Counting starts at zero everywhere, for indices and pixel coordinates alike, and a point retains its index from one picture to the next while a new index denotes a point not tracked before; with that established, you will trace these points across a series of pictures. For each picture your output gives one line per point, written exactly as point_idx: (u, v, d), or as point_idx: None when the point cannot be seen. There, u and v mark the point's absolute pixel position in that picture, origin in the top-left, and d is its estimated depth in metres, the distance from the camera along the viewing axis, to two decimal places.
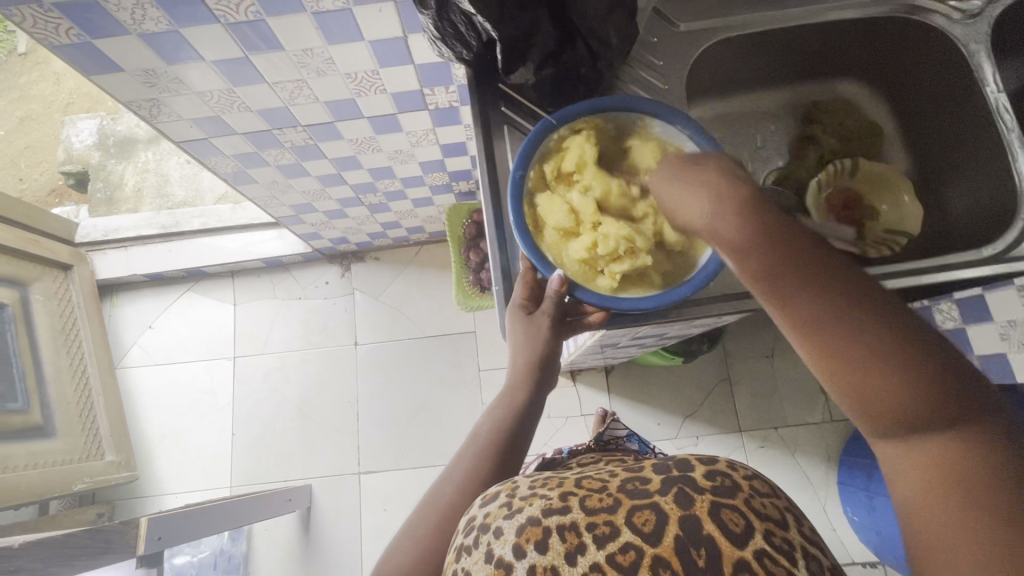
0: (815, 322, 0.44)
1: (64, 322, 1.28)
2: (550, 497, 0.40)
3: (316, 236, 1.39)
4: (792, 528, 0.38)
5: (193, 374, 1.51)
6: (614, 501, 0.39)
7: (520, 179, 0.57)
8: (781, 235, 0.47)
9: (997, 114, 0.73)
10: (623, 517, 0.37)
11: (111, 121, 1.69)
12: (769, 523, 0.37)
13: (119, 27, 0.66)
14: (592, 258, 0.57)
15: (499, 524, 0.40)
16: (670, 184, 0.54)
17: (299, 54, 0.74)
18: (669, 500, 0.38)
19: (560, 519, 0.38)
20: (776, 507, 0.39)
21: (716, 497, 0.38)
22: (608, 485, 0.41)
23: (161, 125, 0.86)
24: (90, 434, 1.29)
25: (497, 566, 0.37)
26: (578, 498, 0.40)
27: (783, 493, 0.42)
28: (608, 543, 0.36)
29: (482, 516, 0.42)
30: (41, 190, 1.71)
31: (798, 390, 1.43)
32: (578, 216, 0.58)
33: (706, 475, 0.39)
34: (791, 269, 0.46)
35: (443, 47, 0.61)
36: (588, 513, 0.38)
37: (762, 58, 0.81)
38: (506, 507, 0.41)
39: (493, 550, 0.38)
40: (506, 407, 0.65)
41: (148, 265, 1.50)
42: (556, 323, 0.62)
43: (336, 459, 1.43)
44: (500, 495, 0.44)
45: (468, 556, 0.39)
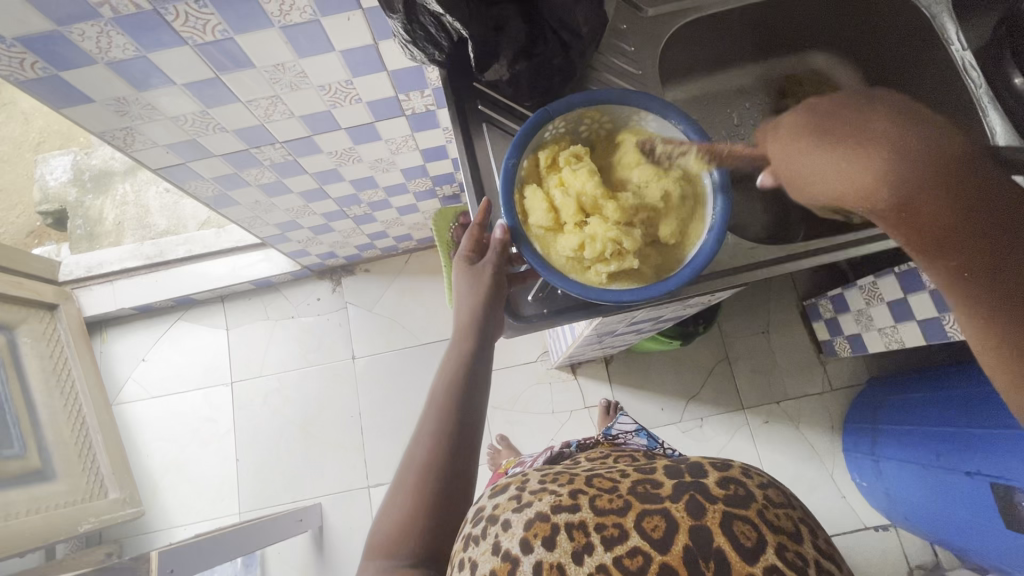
0: (985, 287, 0.46)
1: (54, 362, 1.26)
2: (560, 495, 0.43)
3: (303, 252, 1.38)
4: (805, 540, 0.39)
5: (192, 403, 1.49)
6: (625, 503, 0.41)
7: (513, 167, 0.57)
8: (968, 207, 0.46)
9: (964, 72, 0.73)
10: (633, 521, 0.40)
11: (85, 156, 1.68)
12: (782, 536, 0.39)
13: (86, 56, 0.66)
14: (580, 254, 0.57)
15: (507, 517, 0.43)
16: (818, 153, 0.52)
17: (270, 70, 0.73)
18: (681, 508, 0.40)
19: (569, 518, 0.41)
20: (790, 518, 0.41)
21: (728, 507, 0.40)
22: (619, 486, 0.44)
23: (136, 154, 0.85)
24: (91, 474, 1.27)
25: (504, 559, 0.40)
26: (588, 498, 0.43)
27: (798, 502, 0.44)
28: (616, 545, 0.39)
29: (491, 508, 0.46)
30: (20, 232, 1.68)
31: (796, 362, 1.44)
32: (560, 214, 0.58)
33: (719, 484, 0.42)
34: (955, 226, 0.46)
35: (415, 50, 0.61)
36: (598, 514, 0.41)
37: (732, 35, 0.81)
38: (515, 499, 0.45)
39: (500, 542, 0.42)
40: (457, 358, 0.64)
41: (136, 297, 1.48)
42: (500, 274, 0.63)
43: (344, 474, 1.42)
44: (509, 488, 0.47)
45: (476, 546, 0.43)
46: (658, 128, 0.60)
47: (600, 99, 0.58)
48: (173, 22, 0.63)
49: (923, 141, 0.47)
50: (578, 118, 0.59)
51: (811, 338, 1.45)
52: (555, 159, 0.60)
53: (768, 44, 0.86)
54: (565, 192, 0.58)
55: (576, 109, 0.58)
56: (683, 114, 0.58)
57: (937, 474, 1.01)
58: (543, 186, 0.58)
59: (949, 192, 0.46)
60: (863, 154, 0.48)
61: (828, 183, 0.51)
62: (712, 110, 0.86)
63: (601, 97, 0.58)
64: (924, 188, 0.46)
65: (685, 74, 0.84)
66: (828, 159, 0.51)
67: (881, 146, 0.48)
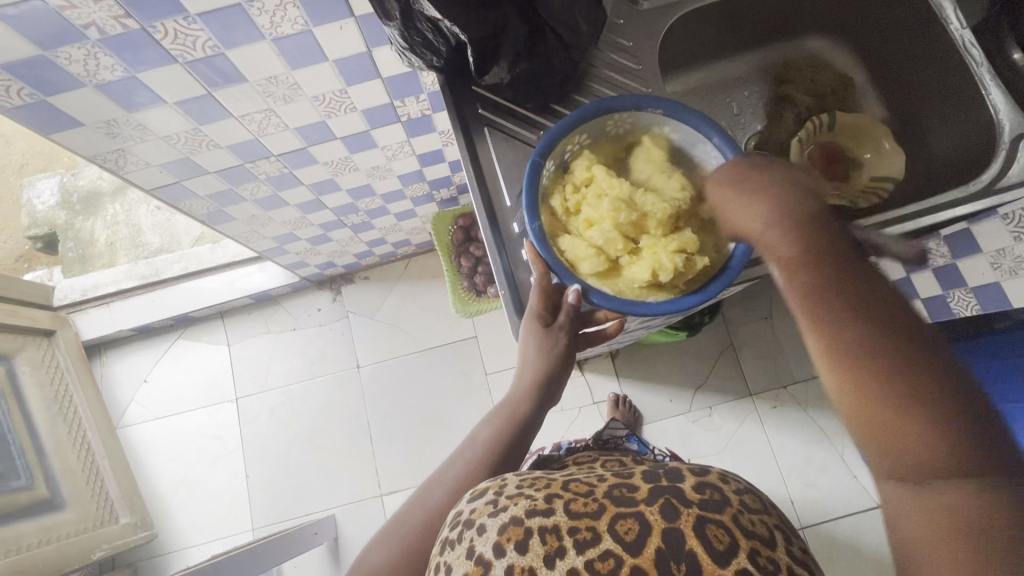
0: (847, 345, 0.43)
1: (56, 390, 1.24)
2: (535, 500, 0.46)
3: (302, 263, 1.37)
4: (778, 543, 0.45)
5: (197, 422, 1.48)
6: (599, 507, 0.45)
7: (540, 230, 0.55)
8: (832, 251, 0.46)
9: (963, 51, 0.72)
10: (606, 524, 0.44)
11: (72, 177, 1.65)
12: (754, 542, 0.43)
13: (74, 80, 0.64)
14: (654, 280, 0.56)
15: (482, 522, 0.46)
16: (727, 192, 0.52)
17: (263, 83, 0.72)
18: (655, 512, 0.44)
19: (541, 521, 0.44)
20: (763, 524, 0.46)
21: (701, 512, 0.44)
22: (594, 490, 0.47)
23: (129, 175, 0.83)
24: (101, 499, 1.26)
25: (477, 563, 0.43)
26: (563, 501, 0.46)
27: (773, 511, 0.50)
28: (588, 548, 0.42)
29: (469, 512, 0.49)
30: (9, 257, 1.65)
31: (801, 345, 1.44)
32: (607, 253, 0.57)
33: (695, 489, 0.47)
34: (828, 283, 0.45)
35: (412, 56, 0.60)
36: (571, 518, 0.44)
37: (727, 25, 0.81)
38: (491, 504, 0.47)
39: (474, 547, 0.44)
40: (509, 416, 0.67)
41: (134, 318, 1.46)
42: (570, 341, 0.63)
43: (356, 483, 1.41)
44: (488, 492, 0.50)
45: (451, 551, 0.46)
46: (635, 120, 0.59)
47: (572, 122, 0.57)
48: (162, 40, 0.62)
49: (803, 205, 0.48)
50: (563, 148, 0.58)
51: None
52: (563, 210, 0.59)
53: (765, 30, 0.85)
54: (599, 230, 0.57)
55: (556, 143, 0.57)
56: (653, 100, 0.57)
57: None
58: (577, 238, 0.57)
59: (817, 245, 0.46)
60: (752, 196, 0.50)
61: (727, 216, 0.52)
62: (711, 100, 0.85)
63: (567, 128, 0.56)
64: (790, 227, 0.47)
65: (681, 67, 0.83)
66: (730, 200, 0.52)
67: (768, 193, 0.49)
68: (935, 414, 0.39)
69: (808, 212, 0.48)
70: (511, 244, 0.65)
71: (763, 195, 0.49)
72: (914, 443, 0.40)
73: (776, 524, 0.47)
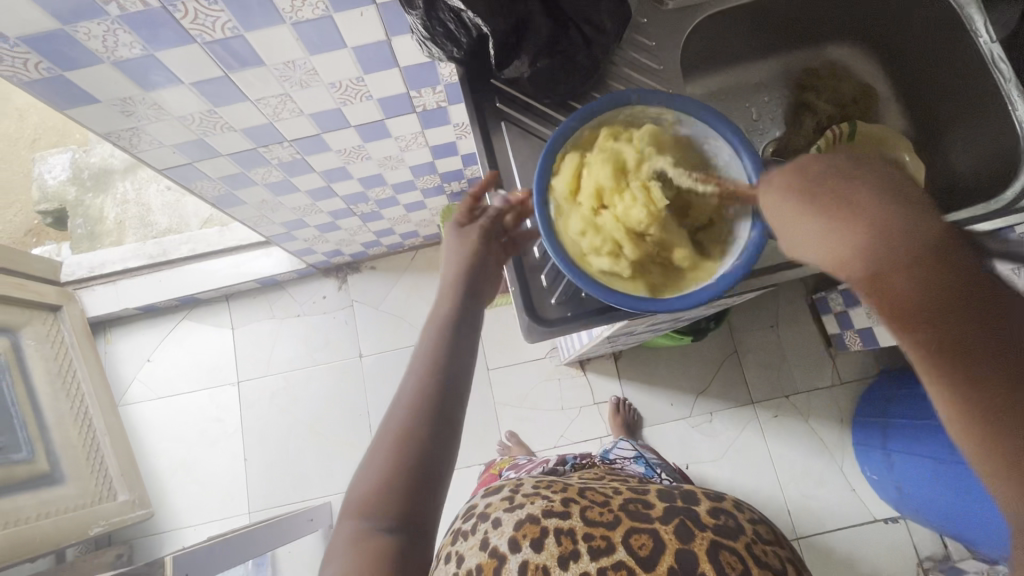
0: (979, 399, 0.37)
1: (59, 365, 1.25)
2: (555, 504, 0.55)
3: (309, 250, 1.37)
4: (788, 572, 0.52)
5: (198, 402, 1.48)
6: (615, 519, 0.53)
7: (569, 129, 0.55)
8: (957, 291, 0.38)
9: (992, 65, 0.71)
10: (620, 536, 0.51)
11: (84, 154, 1.65)
12: (759, 565, 0.50)
13: (92, 56, 0.64)
14: (581, 241, 0.54)
15: (500, 517, 0.56)
16: (802, 202, 0.43)
17: (280, 67, 0.71)
18: (666, 530, 0.51)
19: (559, 524, 0.53)
20: (769, 552, 0.53)
21: (710, 536, 0.51)
22: (611, 504, 0.56)
23: (142, 155, 0.83)
24: (100, 476, 1.26)
25: (494, 553, 0.52)
26: (582, 510, 0.55)
27: (786, 545, 0.57)
28: (602, 556, 0.50)
29: (486, 507, 0.60)
30: (19, 231, 1.66)
31: (805, 356, 1.44)
32: (583, 190, 0.54)
33: (708, 515, 0.54)
34: (955, 330, 0.38)
35: (432, 46, 0.60)
36: (587, 524, 0.53)
37: (751, 28, 0.80)
38: (511, 502, 0.58)
39: (490, 537, 0.54)
40: (447, 316, 0.64)
41: (139, 297, 1.47)
42: (486, 233, 0.64)
43: (353, 472, 1.42)
44: (508, 492, 0.61)
45: (467, 540, 0.56)
46: (727, 166, 0.55)
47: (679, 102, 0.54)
48: (182, 19, 0.61)
49: (917, 229, 0.39)
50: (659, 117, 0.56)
51: (821, 333, 1.44)
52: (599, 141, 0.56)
53: (787, 34, 0.83)
54: (606, 174, 0.53)
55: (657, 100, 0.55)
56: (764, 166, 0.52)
57: (953, 469, 1.03)
58: (582, 156, 0.55)
59: (938, 281, 0.38)
60: (840, 208, 0.41)
61: (793, 229, 0.43)
62: (731, 104, 0.83)
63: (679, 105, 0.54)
64: (895, 256, 0.39)
65: (700, 69, 0.81)
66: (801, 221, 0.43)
67: (868, 210, 0.40)
68: None
69: (923, 239, 0.39)
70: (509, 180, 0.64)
71: (860, 208, 0.40)
72: None
73: (788, 557, 0.54)
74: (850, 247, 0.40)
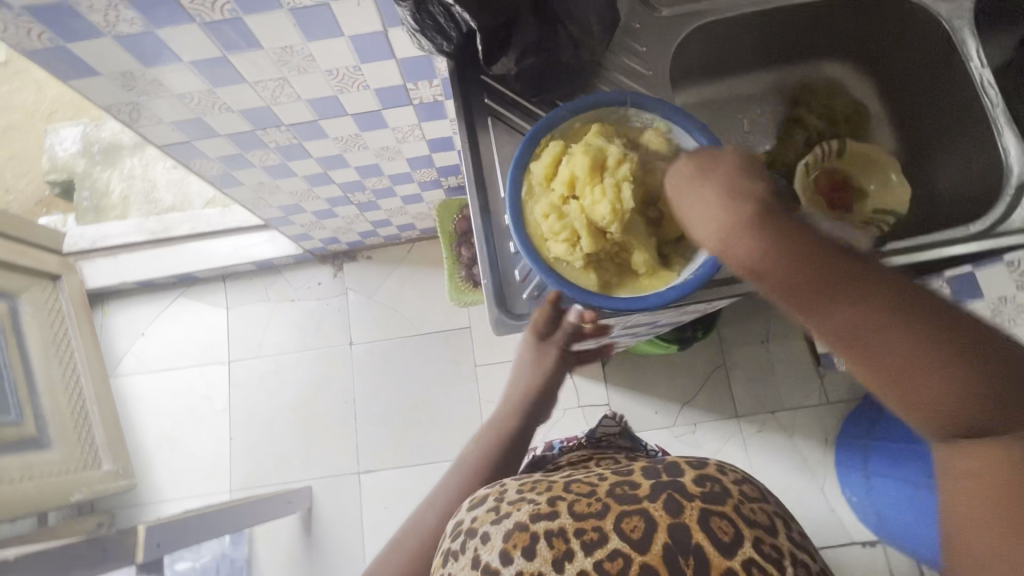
0: (832, 325, 0.46)
1: (55, 332, 1.27)
2: (539, 503, 0.48)
3: (306, 236, 1.39)
4: (779, 530, 0.46)
5: (188, 379, 1.50)
6: (603, 507, 0.46)
7: (559, 117, 0.56)
8: (793, 243, 0.47)
9: (981, 90, 0.71)
10: (612, 523, 0.45)
11: (95, 128, 1.67)
12: (757, 530, 0.44)
13: (94, 29, 0.65)
14: (542, 225, 0.54)
15: (485, 530, 0.48)
16: (681, 187, 0.53)
17: (278, 51, 0.73)
18: (658, 508, 0.45)
19: (547, 525, 0.46)
20: (765, 513, 0.47)
21: (704, 504, 0.45)
22: (596, 490, 0.49)
23: (142, 130, 0.85)
24: (86, 444, 1.28)
25: (485, 570, 0.45)
26: (567, 503, 0.48)
27: (770, 498, 0.51)
28: (595, 549, 0.43)
29: (469, 521, 0.51)
30: (28, 201, 1.68)
31: (793, 373, 1.43)
32: (556, 178, 0.55)
33: (696, 483, 0.48)
34: (802, 276, 0.47)
35: (422, 40, 0.60)
36: (577, 519, 0.46)
37: (745, 41, 0.80)
38: (495, 512, 0.50)
39: (481, 556, 0.46)
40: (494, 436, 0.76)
41: (138, 272, 1.49)
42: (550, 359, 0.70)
43: (336, 459, 1.43)
44: (489, 500, 0.53)
45: (455, 561, 0.48)
46: None
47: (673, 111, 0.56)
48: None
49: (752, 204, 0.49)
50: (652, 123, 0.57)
51: (810, 351, 1.44)
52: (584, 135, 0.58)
53: (784, 49, 0.84)
54: (584, 163, 0.54)
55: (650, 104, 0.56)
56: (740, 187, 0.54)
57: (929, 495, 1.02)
58: (564, 145, 0.56)
59: (777, 239, 0.48)
60: (703, 188, 0.51)
61: (685, 212, 0.53)
62: (724, 114, 0.85)
63: (670, 113, 0.56)
64: (743, 230, 0.48)
65: (696, 77, 0.82)
66: (685, 205, 0.53)
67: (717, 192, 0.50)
68: (940, 360, 0.42)
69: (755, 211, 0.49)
70: (489, 177, 0.65)
71: (716, 188, 0.50)
72: (934, 396, 0.42)
73: (775, 511, 0.48)
74: (712, 220, 0.50)
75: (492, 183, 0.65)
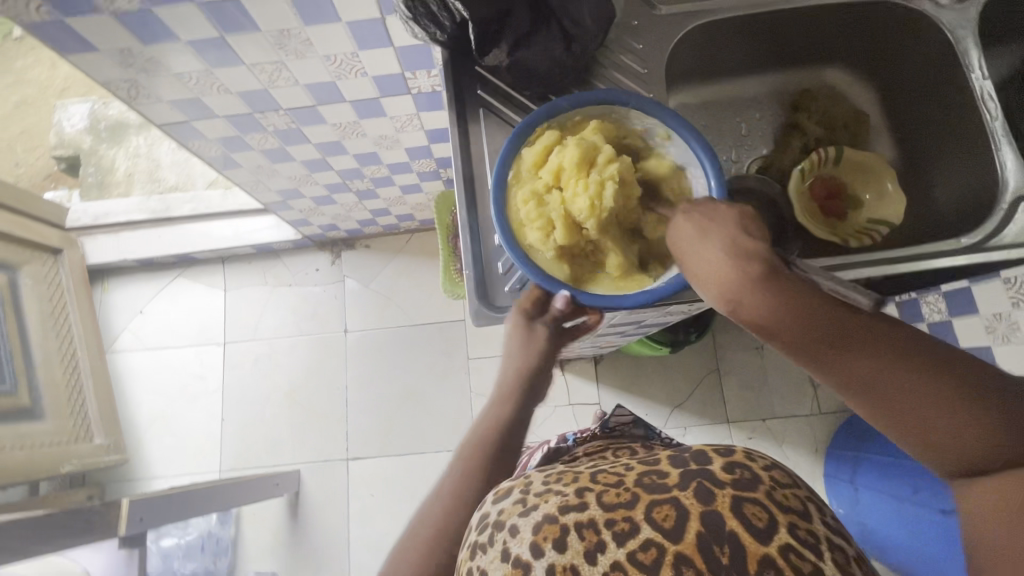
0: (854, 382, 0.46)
1: (53, 306, 1.28)
2: (566, 494, 0.40)
3: (305, 222, 1.39)
4: (816, 517, 0.39)
5: (183, 358, 1.52)
6: (632, 496, 0.39)
7: (559, 108, 0.56)
8: (804, 301, 0.48)
9: (980, 102, 0.71)
10: (643, 513, 0.38)
11: (102, 105, 1.68)
12: (792, 516, 0.38)
13: (91, 5, 0.66)
14: (522, 210, 0.55)
15: (513, 523, 0.40)
16: (687, 240, 0.53)
17: (275, 34, 0.73)
18: (690, 495, 0.38)
19: (577, 517, 0.39)
20: (798, 499, 0.40)
21: (737, 491, 0.38)
22: (624, 480, 0.41)
23: (141, 108, 0.85)
24: (78, 417, 1.30)
25: (515, 566, 0.38)
26: (595, 494, 0.40)
27: (804, 484, 0.43)
28: (628, 541, 0.37)
29: (496, 514, 0.43)
30: (37, 175, 1.70)
31: (786, 382, 1.42)
32: (543, 167, 0.55)
33: (726, 468, 0.40)
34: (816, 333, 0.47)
35: (416, 27, 0.60)
36: (606, 510, 0.39)
37: (746, 45, 0.79)
38: (521, 504, 0.42)
39: (510, 550, 0.39)
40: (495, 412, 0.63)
41: (139, 250, 1.50)
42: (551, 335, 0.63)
43: (324, 445, 1.44)
44: (513, 491, 0.44)
45: (484, 556, 0.40)
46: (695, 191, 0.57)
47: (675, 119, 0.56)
48: None
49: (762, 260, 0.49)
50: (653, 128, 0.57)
51: None
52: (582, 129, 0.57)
53: (786, 53, 0.83)
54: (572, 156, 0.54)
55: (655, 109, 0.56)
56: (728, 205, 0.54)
57: (913, 509, 1.03)
58: (559, 136, 0.55)
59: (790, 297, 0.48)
60: (710, 242, 0.51)
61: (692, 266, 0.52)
62: (722, 115, 0.84)
63: (675, 124, 0.56)
64: (758, 287, 0.48)
65: (695, 77, 0.81)
66: (691, 260, 0.52)
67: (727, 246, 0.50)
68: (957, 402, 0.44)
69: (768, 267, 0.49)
70: (478, 172, 0.65)
71: (724, 241, 0.51)
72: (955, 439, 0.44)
73: (808, 496, 0.41)
74: (723, 276, 0.50)
75: (480, 176, 0.65)
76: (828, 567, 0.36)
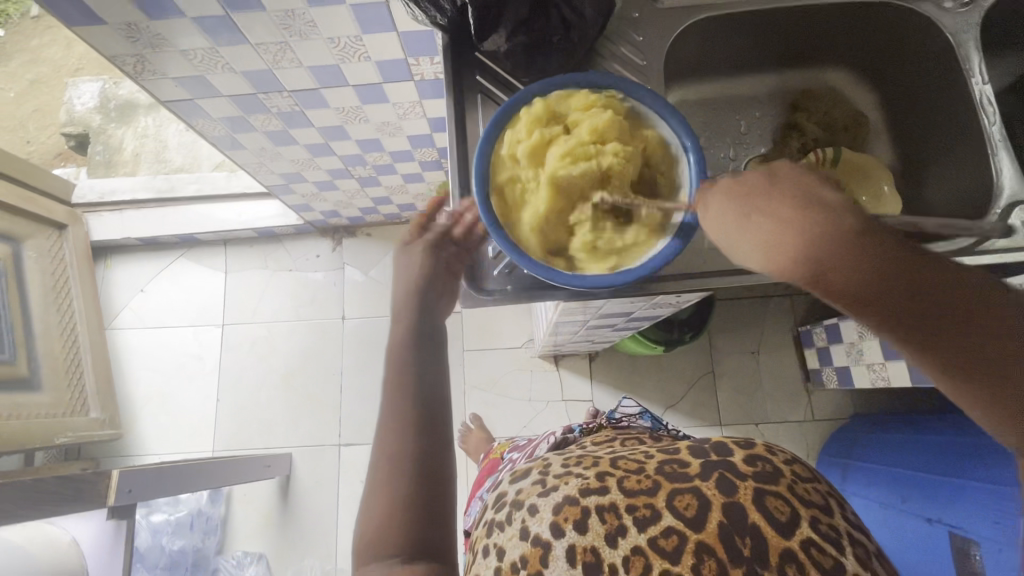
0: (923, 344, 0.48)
1: (55, 279, 1.30)
2: (587, 479, 0.50)
3: (306, 207, 1.40)
4: (834, 510, 0.47)
5: (181, 337, 1.53)
6: (652, 484, 0.48)
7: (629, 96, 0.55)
8: (877, 261, 0.48)
9: (980, 108, 0.71)
10: (664, 501, 0.46)
11: (113, 85, 1.70)
12: (814, 510, 0.45)
13: None
14: (534, 114, 0.54)
15: (534, 502, 0.50)
16: (747, 205, 0.50)
17: (280, 14, 0.74)
18: (712, 487, 0.46)
19: (598, 500, 0.47)
20: (819, 494, 0.47)
21: (758, 484, 0.46)
22: (644, 467, 0.50)
23: (146, 84, 0.86)
24: (75, 390, 1.30)
25: (535, 543, 0.46)
26: (616, 480, 0.49)
27: (825, 480, 0.51)
28: (650, 526, 0.45)
29: (515, 494, 0.53)
30: (47, 153, 1.72)
31: (780, 387, 1.42)
32: (577, 112, 0.55)
33: (748, 462, 0.49)
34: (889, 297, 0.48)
35: (416, 9, 0.63)
36: (628, 497, 0.47)
37: (747, 42, 0.80)
38: (541, 486, 0.51)
39: (528, 527, 0.48)
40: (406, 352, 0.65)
41: (143, 229, 1.52)
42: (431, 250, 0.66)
43: (317, 430, 1.45)
44: (533, 473, 0.55)
45: (501, 533, 0.50)
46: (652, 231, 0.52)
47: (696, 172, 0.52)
48: None
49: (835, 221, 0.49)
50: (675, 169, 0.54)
51: (800, 366, 1.43)
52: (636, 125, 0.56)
53: (787, 53, 0.83)
54: (600, 126, 0.53)
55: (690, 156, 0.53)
56: (684, 239, 0.52)
57: (903, 517, 1.02)
58: (609, 104, 0.55)
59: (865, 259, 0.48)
60: (780, 202, 0.50)
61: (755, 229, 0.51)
62: (721, 112, 0.84)
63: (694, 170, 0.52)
64: (833, 251, 0.48)
65: (696, 73, 0.82)
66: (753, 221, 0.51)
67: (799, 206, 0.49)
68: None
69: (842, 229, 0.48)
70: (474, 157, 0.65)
71: (796, 203, 0.50)
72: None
73: (829, 492, 0.49)
74: (795, 236, 0.49)
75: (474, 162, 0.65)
76: (845, 558, 0.42)
